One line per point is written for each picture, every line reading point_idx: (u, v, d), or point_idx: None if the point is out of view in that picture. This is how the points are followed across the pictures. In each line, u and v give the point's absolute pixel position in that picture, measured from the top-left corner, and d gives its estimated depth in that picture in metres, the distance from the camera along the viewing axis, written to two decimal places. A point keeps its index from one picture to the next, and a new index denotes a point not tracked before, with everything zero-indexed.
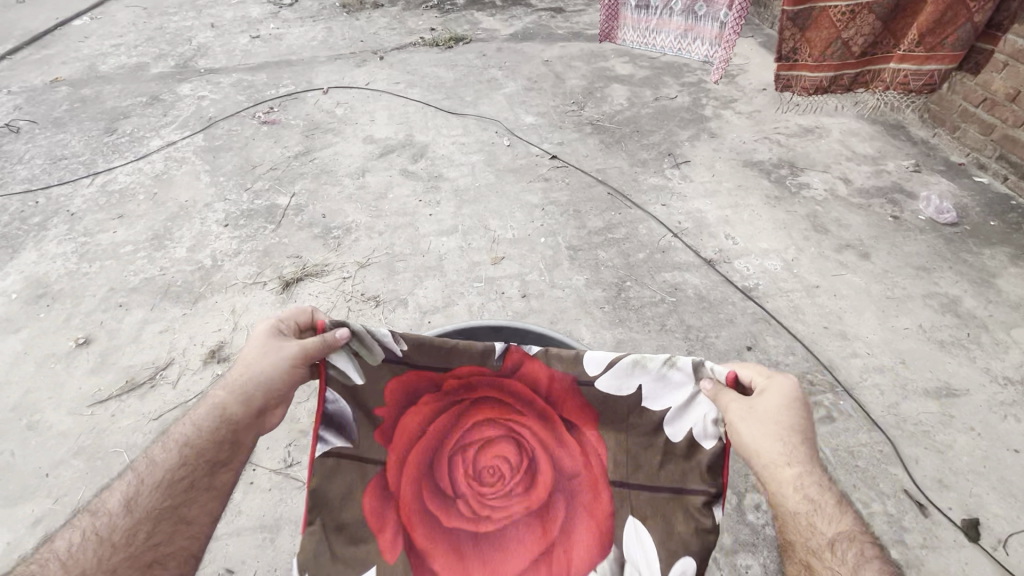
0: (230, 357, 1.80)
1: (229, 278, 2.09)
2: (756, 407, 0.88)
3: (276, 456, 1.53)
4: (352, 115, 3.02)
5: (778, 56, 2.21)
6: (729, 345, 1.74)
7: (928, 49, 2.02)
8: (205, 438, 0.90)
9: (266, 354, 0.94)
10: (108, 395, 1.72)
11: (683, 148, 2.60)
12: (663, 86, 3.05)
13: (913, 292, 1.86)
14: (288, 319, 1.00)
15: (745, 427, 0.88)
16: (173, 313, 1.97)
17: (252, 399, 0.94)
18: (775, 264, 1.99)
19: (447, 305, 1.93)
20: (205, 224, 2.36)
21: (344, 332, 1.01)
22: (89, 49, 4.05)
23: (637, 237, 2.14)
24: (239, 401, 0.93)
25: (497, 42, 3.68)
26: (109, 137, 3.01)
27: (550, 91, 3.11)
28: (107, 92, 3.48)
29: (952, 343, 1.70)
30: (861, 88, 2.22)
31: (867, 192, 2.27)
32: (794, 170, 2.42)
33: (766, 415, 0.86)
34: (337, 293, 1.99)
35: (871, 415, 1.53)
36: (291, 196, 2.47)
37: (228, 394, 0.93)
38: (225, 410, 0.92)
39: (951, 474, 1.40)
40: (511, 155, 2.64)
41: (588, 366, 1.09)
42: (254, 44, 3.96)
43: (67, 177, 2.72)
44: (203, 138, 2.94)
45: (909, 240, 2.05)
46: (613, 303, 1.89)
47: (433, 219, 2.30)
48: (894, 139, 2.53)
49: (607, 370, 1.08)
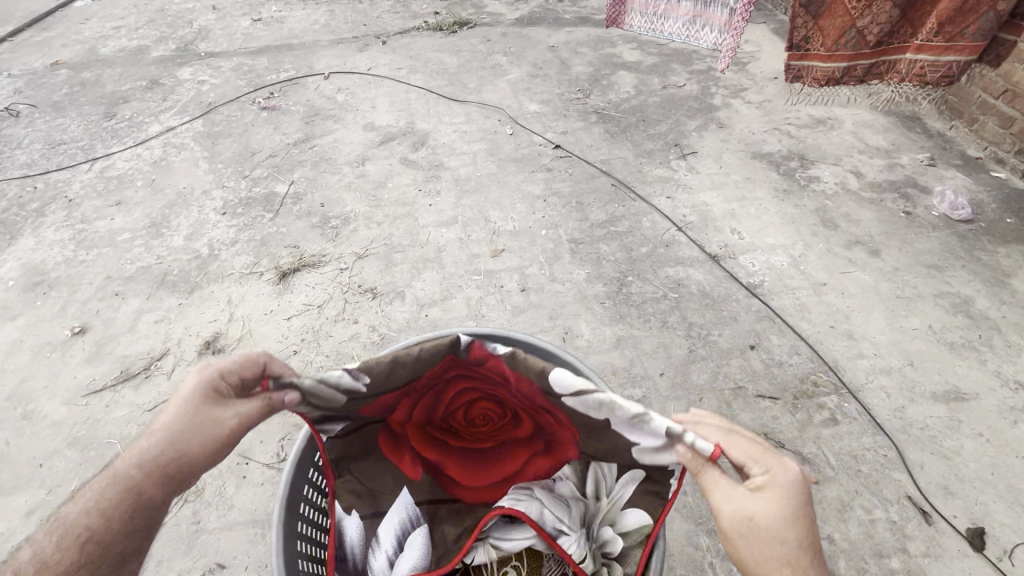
0: (224, 348, 1.78)
1: (226, 267, 2.06)
2: (752, 522, 0.62)
3: (269, 450, 1.52)
4: (353, 101, 2.97)
5: (790, 44, 2.13)
6: (732, 343, 1.70)
7: (947, 39, 1.95)
8: (116, 521, 0.71)
9: (198, 423, 0.73)
10: (102, 386, 1.71)
11: (690, 139, 2.53)
12: (671, 74, 2.97)
13: (923, 291, 1.81)
14: (228, 375, 0.77)
15: (745, 547, 0.63)
16: (169, 303, 1.95)
17: (178, 475, 0.73)
18: (781, 261, 1.94)
19: (445, 298, 1.90)
20: (203, 212, 2.33)
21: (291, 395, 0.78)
22: (90, 31, 4.00)
23: (641, 230, 2.09)
24: (162, 477, 0.72)
25: (503, 27, 3.59)
26: (108, 122, 2.98)
27: (555, 78, 3.03)
28: (107, 76, 3.43)
29: (963, 345, 1.65)
30: (875, 79, 2.14)
31: (879, 186, 2.21)
32: (804, 162, 2.35)
33: (772, 535, 0.61)
34: (333, 285, 1.96)
35: (876, 418, 1.49)
36: (290, 184, 2.43)
37: (146, 468, 0.72)
38: (142, 484, 0.72)
39: (957, 481, 1.36)
40: (514, 144, 2.58)
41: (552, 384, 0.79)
42: (256, 27, 3.89)
43: (65, 163, 2.70)
44: (202, 123, 2.90)
45: (921, 237, 1.99)
46: (614, 299, 1.85)
47: (433, 209, 2.26)
48: (909, 131, 2.45)
49: (572, 397, 0.78)
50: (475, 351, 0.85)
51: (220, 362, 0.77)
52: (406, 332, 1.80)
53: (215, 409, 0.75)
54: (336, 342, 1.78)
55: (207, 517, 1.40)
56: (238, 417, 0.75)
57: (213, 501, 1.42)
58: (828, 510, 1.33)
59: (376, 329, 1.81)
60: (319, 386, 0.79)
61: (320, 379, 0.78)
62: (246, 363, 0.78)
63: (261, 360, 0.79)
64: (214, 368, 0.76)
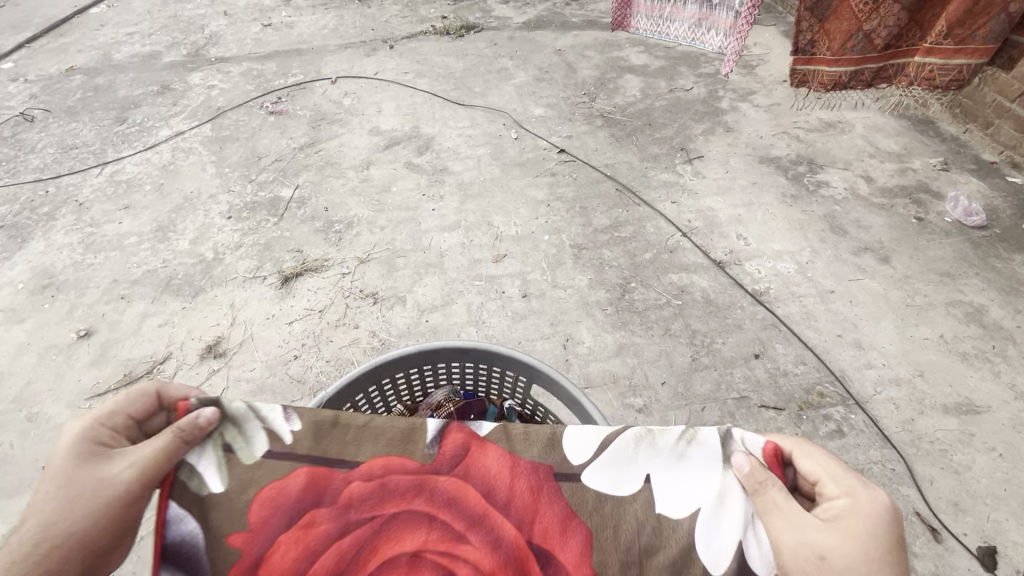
0: (226, 352, 1.79)
1: (230, 271, 2.08)
2: (824, 559, 0.66)
3: None
4: (359, 105, 2.98)
5: (795, 48, 2.08)
6: (735, 352, 1.67)
7: (957, 42, 1.92)
8: None
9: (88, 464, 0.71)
10: (106, 389, 1.72)
11: (696, 143, 2.50)
12: (679, 77, 2.94)
13: (935, 299, 1.76)
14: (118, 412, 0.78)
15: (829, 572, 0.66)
16: (173, 306, 1.96)
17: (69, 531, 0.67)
18: (787, 267, 1.90)
19: (445, 303, 1.89)
20: (209, 216, 2.35)
21: (209, 411, 0.80)
22: (105, 37, 4.07)
23: (645, 236, 2.07)
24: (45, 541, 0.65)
25: (510, 30, 3.59)
26: (119, 127, 3.02)
27: (561, 81, 3.02)
28: (120, 81, 3.49)
29: (976, 356, 1.60)
30: (883, 84, 2.12)
31: (890, 192, 2.16)
32: (813, 167, 2.31)
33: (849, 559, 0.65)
34: (335, 289, 1.97)
35: (885, 431, 1.45)
36: (295, 189, 2.44)
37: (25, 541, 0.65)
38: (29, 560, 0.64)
39: (968, 497, 1.32)
40: (518, 148, 2.57)
41: (571, 454, 0.85)
42: (266, 32, 3.92)
43: (77, 167, 2.74)
44: (210, 128, 2.93)
45: (934, 243, 1.94)
46: (616, 305, 1.82)
47: (436, 214, 2.25)
48: (922, 135, 2.39)
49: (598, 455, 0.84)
50: (450, 440, 0.87)
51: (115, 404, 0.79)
52: (406, 338, 1.80)
53: (101, 466, 0.71)
54: (336, 347, 1.78)
55: None
56: (139, 457, 0.73)
57: None
58: None
59: (376, 335, 1.81)
60: (249, 417, 0.84)
61: (250, 406, 0.85)
62: (141, 400, 0.81)
63: (154, 389, 0.84)
64: (97, 420, 0.76)
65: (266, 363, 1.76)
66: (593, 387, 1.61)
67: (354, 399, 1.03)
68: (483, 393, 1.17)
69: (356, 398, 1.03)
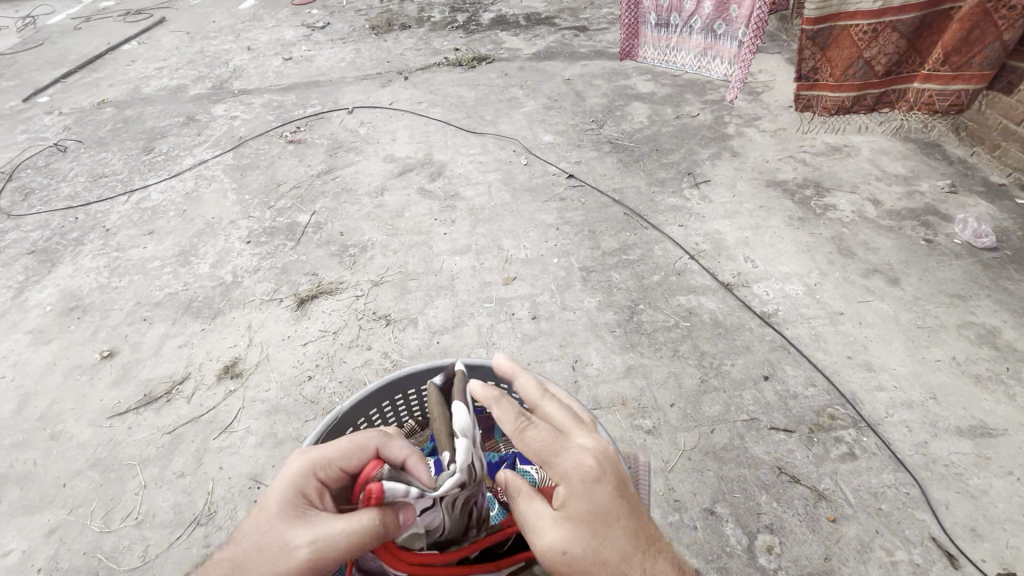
0: (243, 373, 1.84)
1: (248, 294, 2.14)
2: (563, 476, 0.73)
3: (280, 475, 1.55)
4: (375, 134, 3.09)
5: (799, 75, 2.17)
6: (745, 374, 1.67)
7: (954, 69, 1.94)
8: None
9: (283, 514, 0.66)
10: (126, 408, 1.77)
11: (703, 167, 2.55)
12: (685, 104, 3.01)
13: (946, 321, 1.76)
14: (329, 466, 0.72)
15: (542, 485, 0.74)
16: (193, 328, 2.03)
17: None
18: (796, 289, 1.92)
19: (456, 325, 1.93)
20: (229, 240, 2.44)
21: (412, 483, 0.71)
22: (135, 72, 4.29)
23: (653, 258, 2.10)
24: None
25: (520, 61, 3.71)
26: (146, 156, 3.16)
27: (570, 109, 3.10)
28: (148, 113, 3.66)
29: (989, 378, 1.59)
30: (886, 108, 2.16)
31: (898, 214, 2.17)
32: (819, 190, 2.33)
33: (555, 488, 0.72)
34: (349, 311, 2.02)
35: (898, 454, 1.43)
36: (312, 214, 2.53)
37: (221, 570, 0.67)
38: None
39: (985, 522, 1.29)
40: (528, 174, 2.64)
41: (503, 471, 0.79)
42: (286, 66, 4.11)
43: (105, 194, 2.86)
44: (232, 157, 3.05)
45: (943, 265, 1.94)
46: (624, 327, 1.84)
47: (448, 238, 2.31)
48: (929, 157, 2.41)
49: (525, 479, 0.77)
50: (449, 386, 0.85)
51: (335, 456, 0.72)
52: (417, 359, 1.83)
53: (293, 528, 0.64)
54: (349, 368, 1.82)
55: (216, 540, 1.43)
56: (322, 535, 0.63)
57: (223, 525, 1.45)
58: (847, 551, 1.27)
59: (388, 356, 1.84)
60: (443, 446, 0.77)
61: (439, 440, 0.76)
62: (361, 453, 0.73)
63: (376, 445, 0.75)
64: (314, 464, 0.70)
65: (281, 383, 1.80)
66: (602, 409, 1.62)
67: (366, 413, 1.06)
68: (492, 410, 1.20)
69: (371, 412, 1.07)
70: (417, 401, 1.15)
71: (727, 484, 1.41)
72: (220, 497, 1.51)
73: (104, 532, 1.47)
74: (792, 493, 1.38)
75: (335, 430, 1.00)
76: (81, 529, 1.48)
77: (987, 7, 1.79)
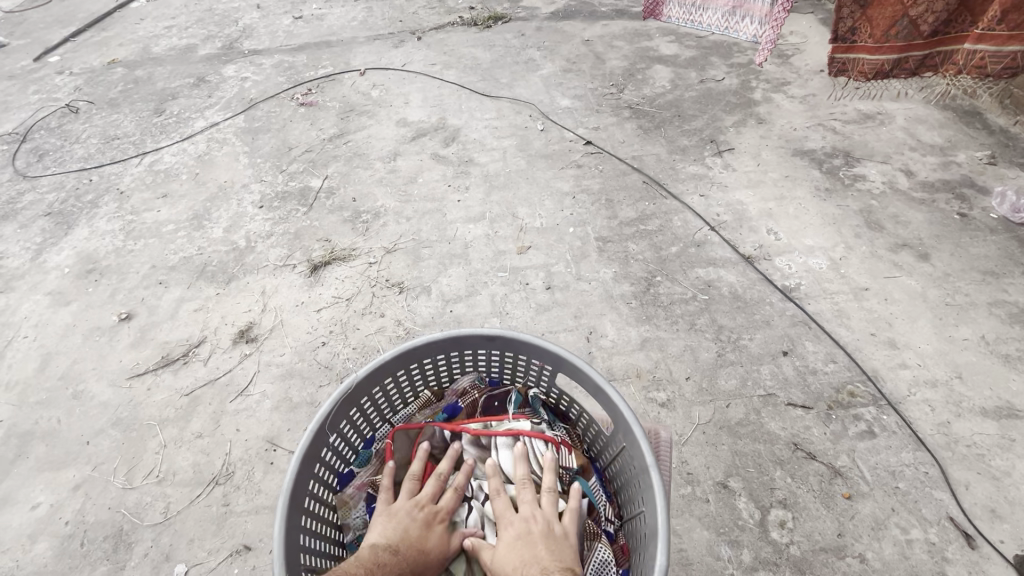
0: (257, 338, 1.85)
1: (262, 260, 2.13)
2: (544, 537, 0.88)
3: (295, 439, 1.57)
4: (387, 97, 3.01)
5: (835, 36, 2.07)
6: (763, 348, 1.64)
7: (1011, 28, 1.78)
8: None
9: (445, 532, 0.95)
10: (144, 370, 1.80)
11: (727, 135, 2.45)
12: (710, 67, 2.87)
13: (977, 299, 1.69)
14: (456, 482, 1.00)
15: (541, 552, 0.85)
16: (208, 292, 2.03)
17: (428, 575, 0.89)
18: (819, 263, 1.85)
19: (470, 294, 1.90)
20: (242, 205, 2.42)
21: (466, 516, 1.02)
22: (144, 31, 4.20)
23: (672, 229, 2.04)
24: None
25: (538, 21, 3.56)
26: (158, 118, 3.12)
27: (589, 72, 2.98)
28: (158, 74, 3.60)
29: (1018, 358, 1.54)
30: (929, 72, 2.03)
31: (932, 186, 2.07)
32: (849, 160, 2.23)
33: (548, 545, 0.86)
34: (362, 278, 2.00)
35: (919, 434, 1.41)
36: (324, 179, 2.49)
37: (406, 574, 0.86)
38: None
39: (1005, 504, 1.27)
40: (544, 140, 2.56)
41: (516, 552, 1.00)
42: (297, 25, 3.99)
43: (118, 157, 2.84)
44: (244, 119, 3.00)
45: (977, 240, 1.86)
46: (641, 299, 1.81)
47: (461, 205, 2.26)
48: (968, 126, 2.28)
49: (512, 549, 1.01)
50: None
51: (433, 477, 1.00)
52: (430, 327, 1.82)
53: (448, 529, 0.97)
54: (363, 335, 1.81)
55: (235, 499, 1.46)
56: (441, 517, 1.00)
57: (241, 485, 1.48)
58: (861, 527, 1.27)
59: (402, 324, 1.84)
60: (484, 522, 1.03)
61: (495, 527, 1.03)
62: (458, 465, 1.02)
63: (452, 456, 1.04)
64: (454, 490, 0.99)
65: (295, 350, 1.80)
66: (616, 380, 1.61)
67: (381, 383, 1.06)
68: (508, 381, 1.20)
69: (385, 381, 1.07)
70: (433, 369, 1.15)
71: (742, 459, 1.40)
72: (237, 458, 1.54)
73: (127, 488, 1.51)
74: (807, 469, 1.37)
75: (349, 398, 0.99)
76: (105, 485, 1.52)
77: None
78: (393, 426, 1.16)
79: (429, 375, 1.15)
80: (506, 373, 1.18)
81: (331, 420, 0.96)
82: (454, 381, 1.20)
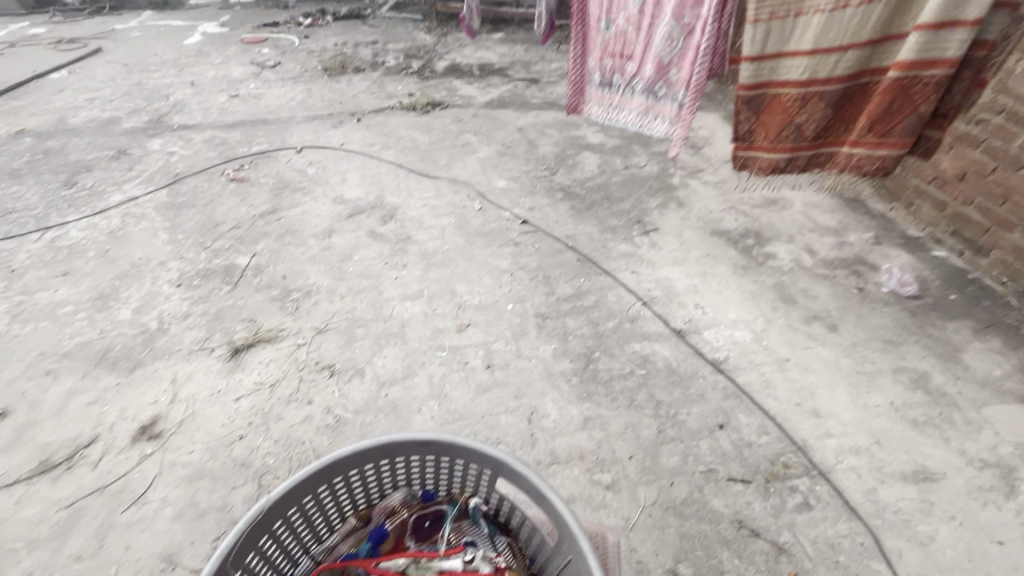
0: (162, 433, 1.64)
1: (175, 343, 1.95)
2: None
3: (199, 554, 1.36)
4: (324, 174, 3.01)
5: (735, 136, 2.11)
6: (701, 422, 1.66)
7: (879, 136, 1.92)
8: None
9: None
10: (15, 479, 1.53)
11: (652, 216, 2.63)
12: (633, 154, 3.14)
13: (882, 366, 1.84)
14: None
15: None
16: (106, 382, 1.81)
17: None
18: (744, 335, 1.96)
19: (406, 376, 1.82)
20: (156, 283, 2.24)
21: None
22: (62, 102, 4.02)
23: (607, 305, 2.10)
24: None
25: (474, 108, 3.78)
26: (67, 191, 2.91)
27: (523, 156, 3.16)
28: (73, 145, 3.41)
29: (925, 422, 1.65)
30: (817, 170, 2.11)
31: (832, 263, 2.31)
32: (760, 240, 2.45)
33: None
34: (289, 361, 1.87)
35: (851, 503, 1.45)
36: (252, 255, 2.38)
37: None
38: None
39: (936, 571, 1.31)
40: (482, 218, 2.62)
41: None
42: (232, 102, 3.99)
43: (14, 231, 2.59)
44: (166, 194, 2.86)
45: (875, 312, 2.06)
46: (581, 376, 1.81)
47: (399, 282, 2.23)
48: (854, 211, 2.60)
49: None
50: None
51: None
52: (363, 414, 1.70)
53: None
54: (287, 425, 1.66)
55: None
56: None
57: None
58: None
59: (331, 411, 1.70)
60: None
61: None
62: None
63: None
64: None
65: (207, 446, 1.61)
66: (560, 463, 1.56)
67: (299, 503, 0.97)
68: (445, 492, 1.14)
69: (304, 501, 0.98)
70: (362, 482, 1.07)
71: (690, 542, 1.37)
72: None
73: None
74: (753, 549, 1.35)
75: (257, 527, 0.89)
76: None
77: (906, 82, 1.77)
78: (316, 558, 1.07)
79: (359, 488, 1.07)
80: (441, 483, 1.13)
81: (232, 556, 0.85)
82: (386, 495, 1.13)
